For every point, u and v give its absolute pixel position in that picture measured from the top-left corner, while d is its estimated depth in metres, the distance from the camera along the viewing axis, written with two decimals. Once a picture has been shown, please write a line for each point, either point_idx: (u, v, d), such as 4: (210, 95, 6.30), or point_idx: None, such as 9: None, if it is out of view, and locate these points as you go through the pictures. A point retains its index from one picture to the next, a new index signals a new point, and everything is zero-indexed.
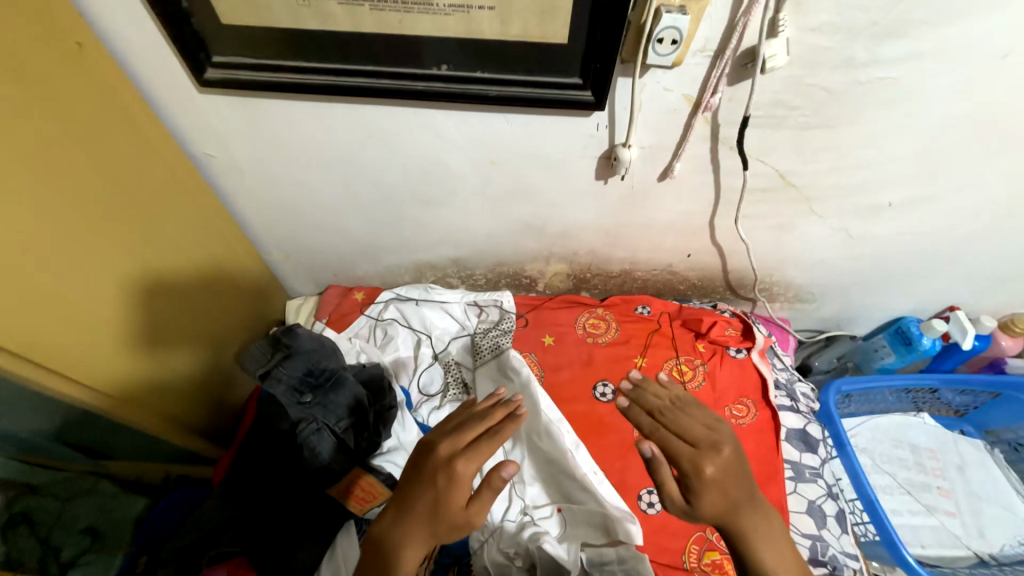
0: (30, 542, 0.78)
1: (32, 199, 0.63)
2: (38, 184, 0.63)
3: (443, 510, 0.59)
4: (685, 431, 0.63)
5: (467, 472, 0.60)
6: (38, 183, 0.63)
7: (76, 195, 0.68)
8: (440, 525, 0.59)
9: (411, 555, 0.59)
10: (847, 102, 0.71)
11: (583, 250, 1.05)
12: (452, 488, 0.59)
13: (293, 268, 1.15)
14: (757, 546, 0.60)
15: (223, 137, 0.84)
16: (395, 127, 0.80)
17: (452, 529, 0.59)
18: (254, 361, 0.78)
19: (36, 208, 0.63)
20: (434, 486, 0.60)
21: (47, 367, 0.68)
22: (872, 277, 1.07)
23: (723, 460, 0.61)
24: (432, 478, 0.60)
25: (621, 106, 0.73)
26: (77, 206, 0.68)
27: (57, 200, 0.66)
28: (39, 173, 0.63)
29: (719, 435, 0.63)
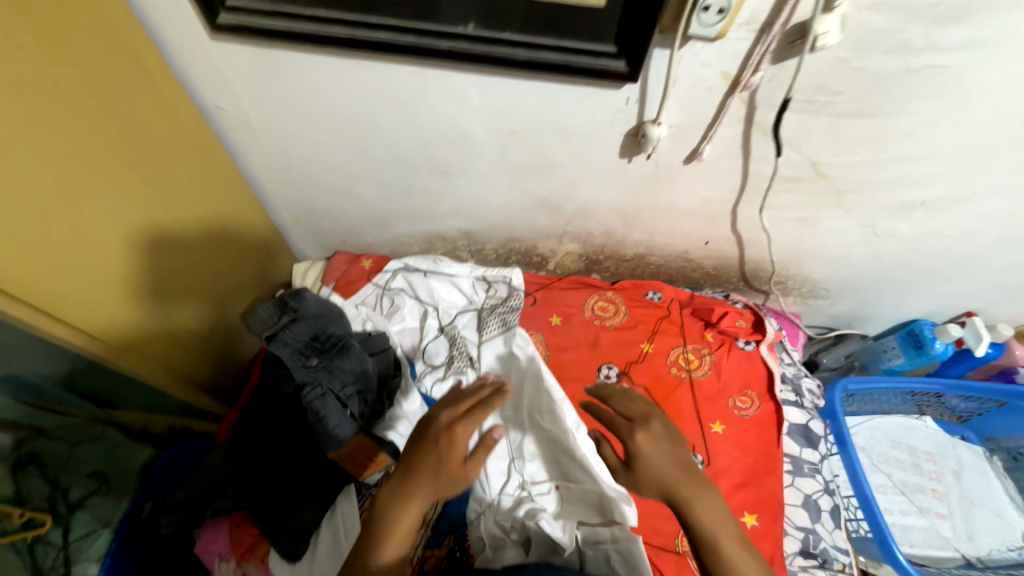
0: (38, 482, 0.80)
1: (37, 142, 0.61)
2: (43, 125, 0.61)
3: (443, 469, 0.61)
4: (626, 410, 0.68)
5: (465, 431, 0.63)
6: (43, 126, 0.61)
7: (83, 142, 0.66)
8: (439, 483, 0.61)
9: (410, 513, 0.60)
10: (894, 90, 0.67)
11: (598, 231, 1.03)
12: (451, 450, 0.62)
13: (302, 231, 1.13)
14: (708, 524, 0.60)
15: (234, 89, 0.80)
16: (414, 88, 0.76)
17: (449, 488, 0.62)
18: (260, 322, 0.77)
19: (41, 153, 0.61)
20: (435, 447, 0.63)
21: (52, 314, 0.68)
22: (891, 277, 1.04)
23: (656, 435, 0.65)
24: (433, 440, 0.63)
25: (654, 80, 0.69)
26: (84, 154, 0.66)
27: (63, 145, 0.64)
28: (44, 115, 0.61)
29: (654, 413, 0.68)
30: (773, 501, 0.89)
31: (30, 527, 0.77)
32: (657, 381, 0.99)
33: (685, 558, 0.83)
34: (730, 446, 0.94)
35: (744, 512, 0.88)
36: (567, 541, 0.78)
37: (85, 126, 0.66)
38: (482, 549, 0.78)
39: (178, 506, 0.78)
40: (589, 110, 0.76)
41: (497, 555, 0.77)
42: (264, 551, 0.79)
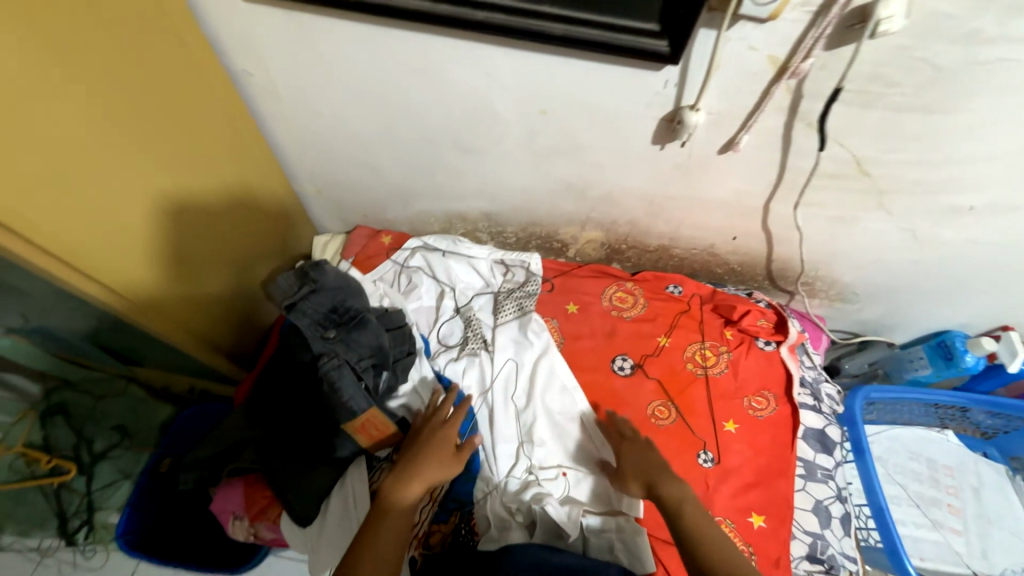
0: (64, 432, 0.98)
1: (70, 100, 0.61)
2: (76, 81, 0.62)
3: (441, 442, 0.77)
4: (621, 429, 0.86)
5: (457, 413, 0.81)
6: (77, 84, 0.62)
7: (115, 103, 0.67)
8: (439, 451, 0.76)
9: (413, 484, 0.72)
10: (955, 84, 0.63)
11: (622, 220, 1.01)
12: (447, 428, 0.79)
13: (323, 203, 1.13)
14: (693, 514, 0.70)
15: (265, 56, 0.80)
16: (445, 61, 0.75)
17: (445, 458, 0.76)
18: (281, 292, 0.79)
19: (74, 110, 0.62)
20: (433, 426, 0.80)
21: (83, 271, 0.70)
22: (926, 284, 1.00)
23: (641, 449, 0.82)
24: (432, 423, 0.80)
25: (696, 63, 0.66)
26: (114, 115, 0.67)
27: (95, 103, 0.64)
28: (77, 72, 0.61)
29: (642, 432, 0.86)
30: (783, 503, 0.88)
31: (57, 471, 0.97)
32: (671, 376, 0.98)
33: None
34: (743, 445, 0.92)
35: (752, 511, 0.87)
36: (572, 528, 0.78)
37: (117, 87, 0.67)
38: (487, 528, 0.79)
39: (198, 463, 0.82)
40: (624, 91, 0.73)
41: (501, 535, 0.78)
42: (276, 512, 0.83)
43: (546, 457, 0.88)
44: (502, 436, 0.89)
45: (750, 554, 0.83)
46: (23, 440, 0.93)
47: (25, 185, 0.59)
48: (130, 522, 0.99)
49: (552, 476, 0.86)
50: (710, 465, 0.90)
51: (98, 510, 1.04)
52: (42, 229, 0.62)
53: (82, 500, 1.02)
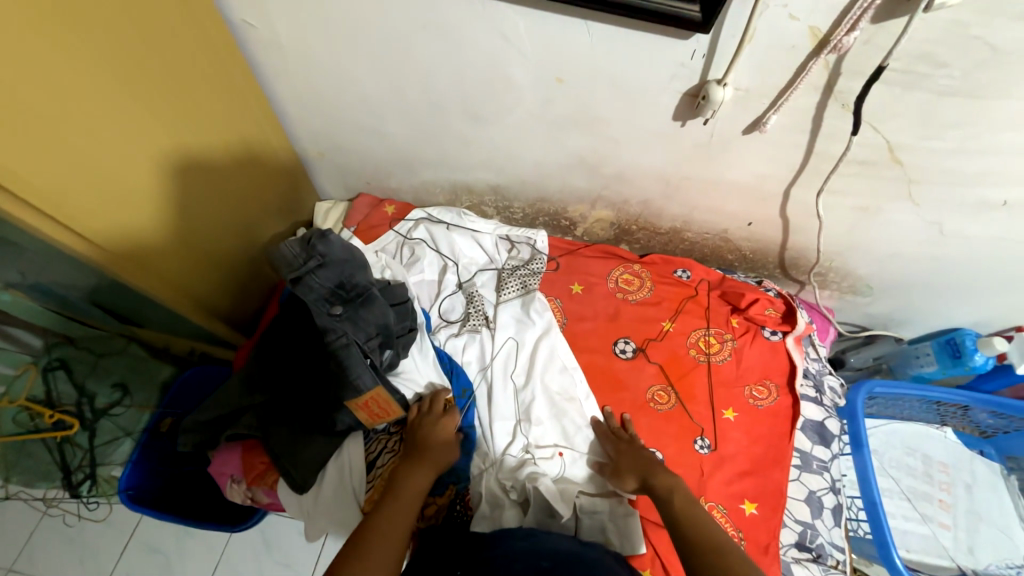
0: (67, 388, 1.02)
1: (60, 46, 0.57)
2: (69, 31, 0.58)
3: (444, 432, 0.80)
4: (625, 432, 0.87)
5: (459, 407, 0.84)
6: (66, 27, 0.57)
7: (108, 51, 0.63)
8: (442, 441, 0.79)
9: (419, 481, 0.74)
10: (1007, 68, 0.58)
11: (635, 200, 0.97)
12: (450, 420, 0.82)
13: (326, 168, 1.09)
14: (685, 505, 0.70)
15: (265, 5, 0.74)
16: (457, 19, 0.69)
17: (447, 448, 0.79)
18: (286, 261, 0.73)
19: (63, 57, 0.58)
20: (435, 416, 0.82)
21: (76, 231, 0.67)
22: (944, 281, 0.97)
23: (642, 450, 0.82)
24: (433, 412, 0.82)
25: (728, 33, 0.62)
26: (106, 63, 0.63)
27: (85, 50, 0.60)
28: (67, 14, 0.57)
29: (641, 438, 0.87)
30: (776, 492, 0.88)
31: (61, 426, 1.01)
32: (673, 362, 0.97)
33: None
34: (740, 433, 0.92)
35: (746, 499, 0.87)
36: (565, 507, 0.79)
37: (113, 36, 0.63)
38: (480, 504, 0.80)
39: (200, 426, 0.84)
40: (648, 61, 0.68)
41: (494, 513, 0.79)
42: (272, 479, 0.83)
43: (545, 437, 0.87)
44: (500, 414, 0.88)
45: (740, 539, 0.84)
46: (25, 394, 0.99)
47: (22, 143, 0.56)
48: (134, 477, 1.02)
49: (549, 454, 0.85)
50: (706, 451, 0.90)
51: (101, 464, 1.05)
52: (50, 191, 0.61)
53: (85, 455, 1.04)
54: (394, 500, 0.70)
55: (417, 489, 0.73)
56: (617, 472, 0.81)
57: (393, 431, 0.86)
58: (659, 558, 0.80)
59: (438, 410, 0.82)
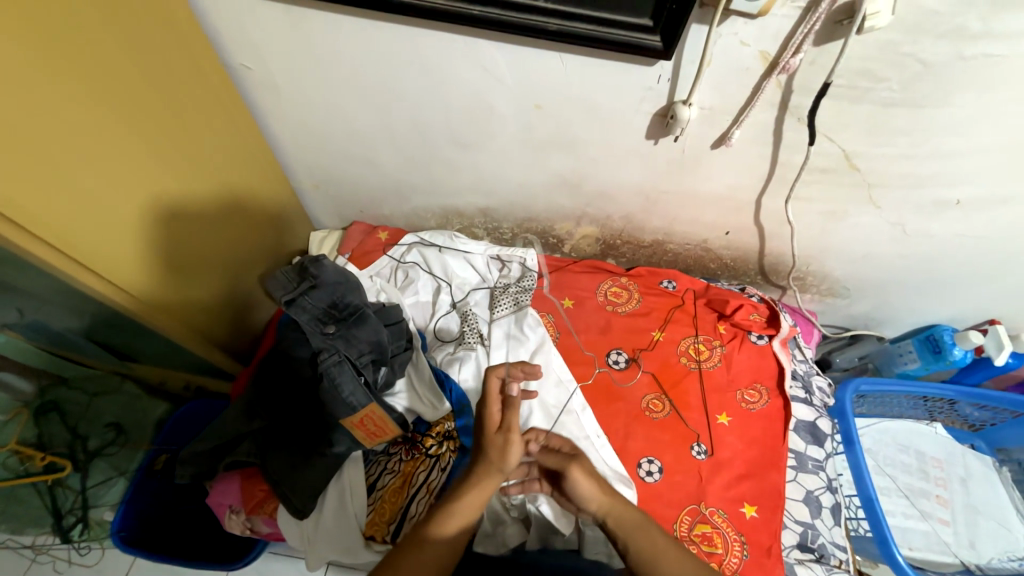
0: (59, 429, 0.97)
1: (68, 96, 0.62)
2: (74, 75, 0.62)
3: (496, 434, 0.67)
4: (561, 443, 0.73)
5: (515, 404, 0.68)
6: (72, 78, 0.62)
7: (111, 99, 0.67)
8: (498, 446, 0.66)
9: (474, 490, 0.64)
10: (940, 79, 0.64)
11: (617, 215, 1.02)
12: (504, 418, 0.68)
13: (320, 199, 1.14)
14: None
15: (261, 49, 0.80)
16: (441, 56, 0.76)
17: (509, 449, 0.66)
18: (278, 286, 0.79)
19: (70, 102, 0.62)
20: (483, 417, 0.69)
21: (83, 266, 0.70)
22: (913, 279, 1.02)
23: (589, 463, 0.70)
24: (485, 409, 0.69)
25: (688, 58, 0.68)
26: (109, 109, 0.67)
27: (89, 97, 0.64)
28: (73, 66, 0.62)
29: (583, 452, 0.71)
30: (775, 495, 0.89)
31: (52, 468, 0.97)
32: (665, 369, 0.99)
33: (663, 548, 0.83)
34: (735, 437, 0.94)
35: (744, 502, 0.88)
36: (565, 523, 0.78)
37: (116, 78, 0.67)
38: (481, 522, 0.79)
39: (196, 457, 0.83)
40: (618, 86, 0.74)
41: (496, 531, 0.79)
42: (271, 506, 0.83)
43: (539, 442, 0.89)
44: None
45: (742, 544, 0.84)
46: (15, 438, 0.92)
47: (29, 180, 0.59)
48: (126, 519, 1.01)
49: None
50: (702, 457, 0.91)
51: (93, 506, 1.03)
52: (58, 226, 0.64)
53: (77, 498, 1.01)
54: (452, 511, 0.62)
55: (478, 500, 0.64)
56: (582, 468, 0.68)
57: (393, 452, 0.88)
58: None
59: (488, 404, 0.69)
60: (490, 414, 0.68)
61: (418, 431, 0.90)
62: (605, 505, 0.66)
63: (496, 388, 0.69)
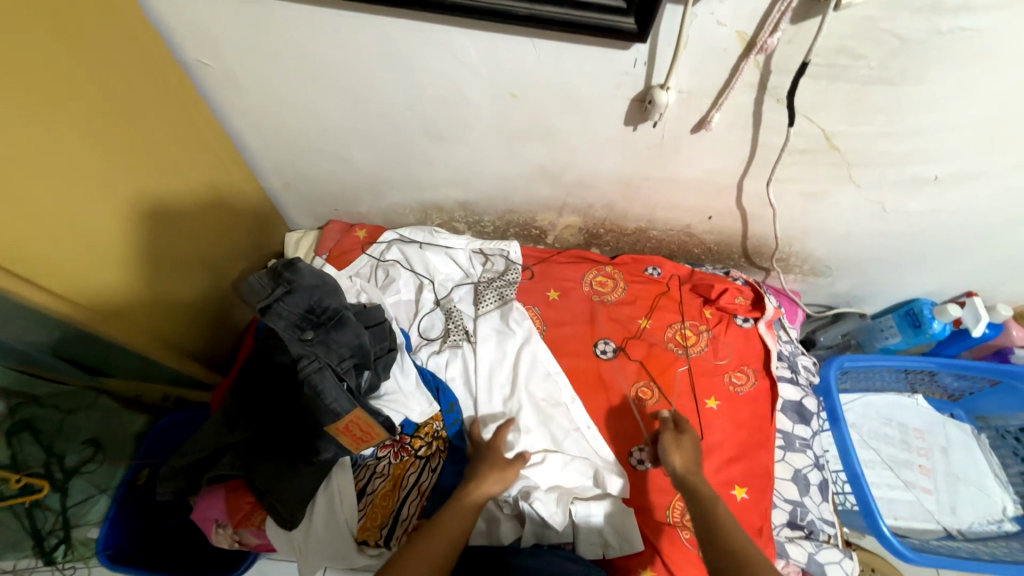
0: (34, 448, 0.89)
1: (15, 110, 0.58)
2: (20, 87, 0.58)
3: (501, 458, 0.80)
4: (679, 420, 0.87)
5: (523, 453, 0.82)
6: (18, 91, 0.57)
7: (62, 109, 0.63)
8: (499, 469, 0.78)
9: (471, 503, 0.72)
10: (917, 55, 0.63)
11: (599, 204, 1.00)
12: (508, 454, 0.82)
13: (293, 199, 1.10)
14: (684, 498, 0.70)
15: (218, 44, 0.75)
16: (410, 46, 0.72)
17: (517, 467, 0.79)
18: (253, 292, 0.73)
19: (17, 117, 0.58)
20: (492, 446, 0.81)
21: (40, 285, 0.66)
22: (892, 256, 1.03)
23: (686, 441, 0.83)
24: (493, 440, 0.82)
25: (664, 41, 0.66)
26: (61, 120, 0.63)
27: (41, 109, 0.60)
28: (18, 77, 0.57)
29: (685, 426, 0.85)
30: (764, 475, 0.90)
31: (29, 490, 0.89)
32: (653, 357, 0.99)
33: (675, 530, 0.83)
34: (724, 420, 0.94)
35: (735, 484, 0.89)
36: (560, 517, 0.79)
37: (67, 87, 0.63)
38: (476, 520, 0.80)
39: (175, 472, 0.80)
40: (593, 71, 0.72)
41: (491, 528, 0.80)
42: (259, 517, 0.81)
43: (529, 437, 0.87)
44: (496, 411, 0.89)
45: None
46: None
47: None
48: (112, 536, 0.96)
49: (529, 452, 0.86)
50: None
51: (76, 526, 0.99)
52: (9, 245, 0.61)
53: (57, 518, 0.96)
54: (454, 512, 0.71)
55: (483, 496, 0.74)
56: (677, 439, 0.83)
57: (381, 456, 0.86)
58: (666, 564, 0.80)
59: (495, 442, 0.82)
60: (495, 449, 0.81)
61: (405, 432, 0.89)
62: (682, 472, 0.78)
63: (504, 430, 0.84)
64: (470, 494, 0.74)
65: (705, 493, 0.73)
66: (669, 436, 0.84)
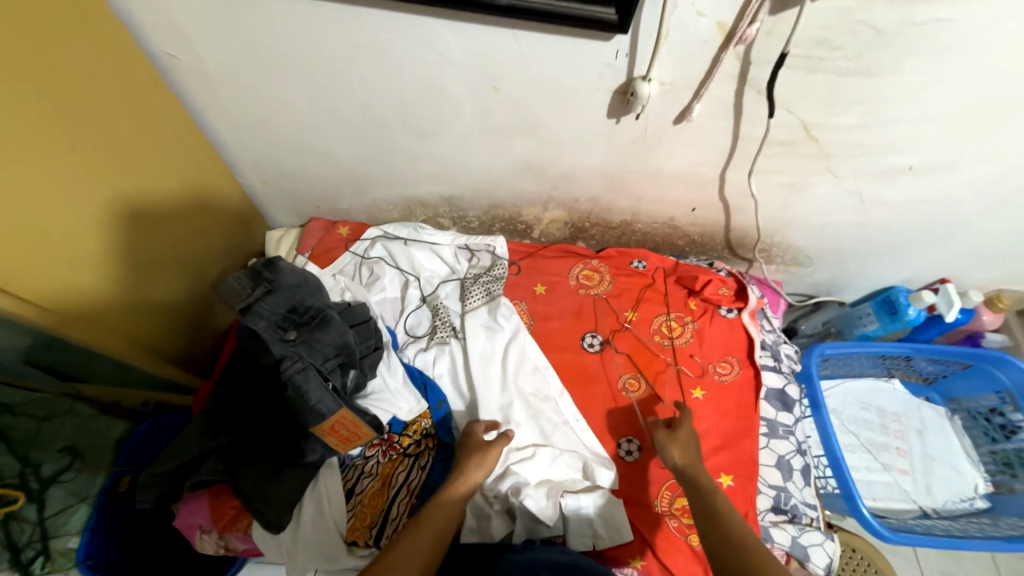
0: (7, 458, 0.83)
1: None
2: None
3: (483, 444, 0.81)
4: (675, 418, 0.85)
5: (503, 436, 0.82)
6: None
7: (30, 111, 0.61)
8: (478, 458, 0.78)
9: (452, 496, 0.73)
10: (892, 46, 0.64)
11: (584, 198, 1.00)
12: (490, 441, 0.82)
13: (273, 196, 1.07)
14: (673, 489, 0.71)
15: (187, 37, 0.73)
16: (387, 37, 0.71)
17: (500, 446, 0.80)
18: (232, 293, 0.72)
19: None
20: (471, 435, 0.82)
21: (13, 293, 0.64)
22: (870, 245, 1.06)
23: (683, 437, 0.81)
24: (473, 431, 0.83)
25: (645, 32, 0.66)
26: (30, 124, 0.61)
27: (11, 113, 0.59)
28: None
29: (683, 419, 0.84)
30: (749, 462, 0.92)
31: (4, 502, 0.82)
32: (640, 349, 1.00)
33: (664, 519, 0.84)
34: (710, 410, 0.95)
35: (721, 472, 0.90)
36: (550, 512, 0.79)
37: (35, 89, 0.61)
38: (466, 517, 0.79)
39: (158, 479, 0.79)
40: (575, 63, 0.71)
41: (482, 524, 0.79)
42: (245, 522, 0.80)
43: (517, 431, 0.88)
44: (485, 407, 0.89)
45: None
46: None
47: None
48: (93, 545, 0.95)
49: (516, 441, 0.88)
50: None
51: (55, 536, 0.92)
52: None
53: (34, 530, 0.88)
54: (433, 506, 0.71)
55: (467, 487, 0.75)
56: (671, 434, 0.82)
57: (369, 455, 0.86)
58: (656, 555, 0.81)
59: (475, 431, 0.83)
60: (475, 438, 0.82)
61: (394, 431, 0.88)
62: (682, 465, 0.77)
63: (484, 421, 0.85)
64: (453, 486, 0.74)
65: (708, 483, 0.73)
66: (662, 433, 0.82)
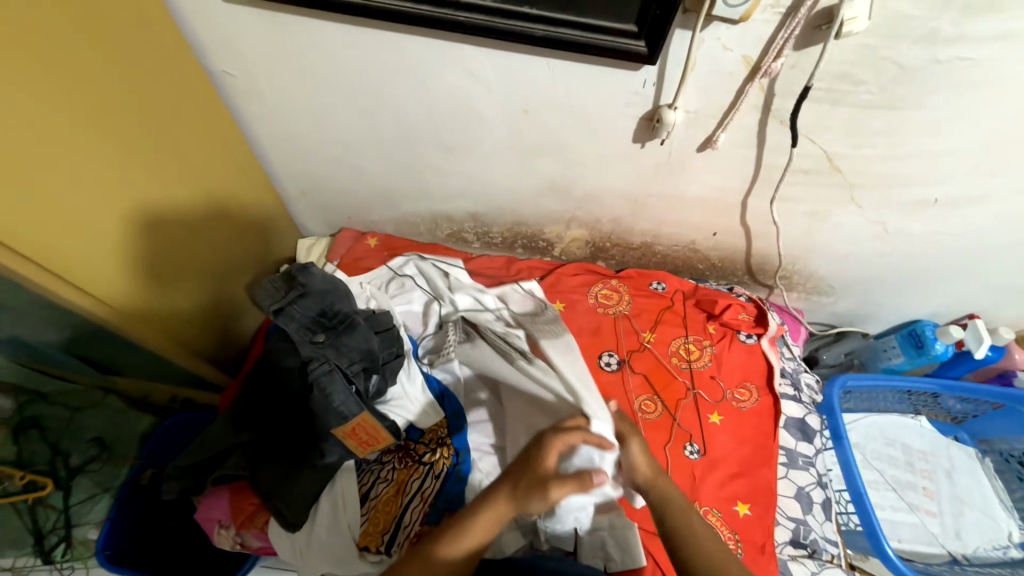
0: (41, 447, 0.88)
1: (61, 121, 0.63)
2: (67, 101, 0.63)
3: (548, 482, 0.62)
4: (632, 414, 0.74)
5: (579, 477, 0.62)
6: (66, 107, 0.63)
7: (101, 120, 0.68)
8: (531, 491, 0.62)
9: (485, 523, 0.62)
10: (916, 82, 0.66)
11: (606, 218, 1.02)
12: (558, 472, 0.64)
13: (307, 207, 1.13)
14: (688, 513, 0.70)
15: (244, 58, 0.80)
16: (427, 62, 0.76)
17: (567, 487, 0.62)
18: (267, 295, 0.77)
19: (64, 129, 0.63)
20: (540, 456, 0.64)
21: (74, 285, 0.70)
22: (894, 276, 1.05)
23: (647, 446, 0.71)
24: (545, 451, 0.65)
25: (673, 63, 0.69)
26: (101, 131, 0.68)
27: (85, 121, 0.65)
28: (65, 91, 0.62)
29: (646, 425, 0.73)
30: (767, 491, 0.90)
31: (33, 487, 0.86)
32: (657, 371, 1.00)
33: None
34: (727, 436, 0.94)
35: (738, 500, 0.89)
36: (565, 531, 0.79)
37: (106, 100, 0.68)
38: None
39: (181, 472, 0.80)
40: (604, 89, 0.75)
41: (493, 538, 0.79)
42: (263, 518, 0.82)
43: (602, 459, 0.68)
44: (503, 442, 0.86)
45: (737, 542, 0.85)
46: None
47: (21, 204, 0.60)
48: (112, 536, 0.94)
49: (586, 465, 0.68)
50: (696, 456, 0.92)
51: (77, 525, 0.95)
52: (51, 246, 0.65)
53: (59, 517, 0.92)
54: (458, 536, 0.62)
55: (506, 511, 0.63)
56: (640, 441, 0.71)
57: (386, 461, 0.88)
58: None
59: (547, 451, 0.65)
60: (544, 459, 0.64)
61: (411, 437, 0.90)
62: (651, 479, 0.69)
63: (559, 441, 0.65)
64: (488, 509, 0.63)
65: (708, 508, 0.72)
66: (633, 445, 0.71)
